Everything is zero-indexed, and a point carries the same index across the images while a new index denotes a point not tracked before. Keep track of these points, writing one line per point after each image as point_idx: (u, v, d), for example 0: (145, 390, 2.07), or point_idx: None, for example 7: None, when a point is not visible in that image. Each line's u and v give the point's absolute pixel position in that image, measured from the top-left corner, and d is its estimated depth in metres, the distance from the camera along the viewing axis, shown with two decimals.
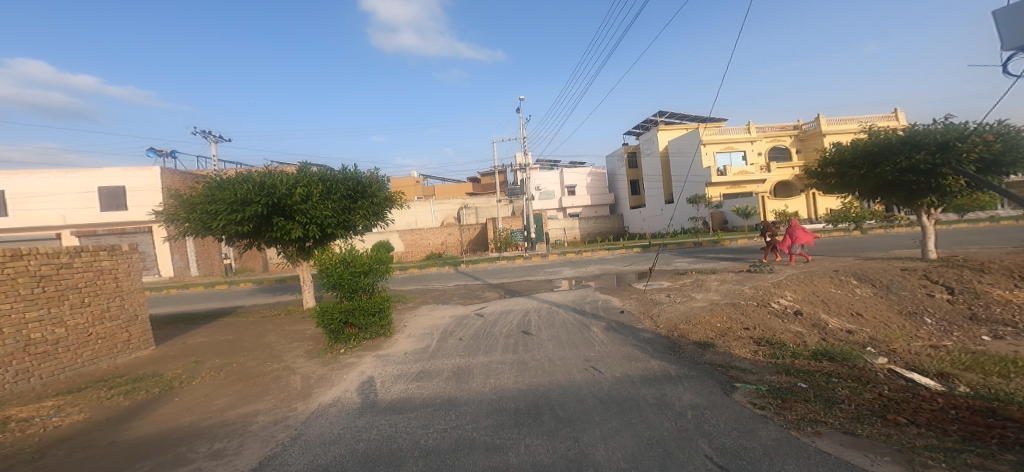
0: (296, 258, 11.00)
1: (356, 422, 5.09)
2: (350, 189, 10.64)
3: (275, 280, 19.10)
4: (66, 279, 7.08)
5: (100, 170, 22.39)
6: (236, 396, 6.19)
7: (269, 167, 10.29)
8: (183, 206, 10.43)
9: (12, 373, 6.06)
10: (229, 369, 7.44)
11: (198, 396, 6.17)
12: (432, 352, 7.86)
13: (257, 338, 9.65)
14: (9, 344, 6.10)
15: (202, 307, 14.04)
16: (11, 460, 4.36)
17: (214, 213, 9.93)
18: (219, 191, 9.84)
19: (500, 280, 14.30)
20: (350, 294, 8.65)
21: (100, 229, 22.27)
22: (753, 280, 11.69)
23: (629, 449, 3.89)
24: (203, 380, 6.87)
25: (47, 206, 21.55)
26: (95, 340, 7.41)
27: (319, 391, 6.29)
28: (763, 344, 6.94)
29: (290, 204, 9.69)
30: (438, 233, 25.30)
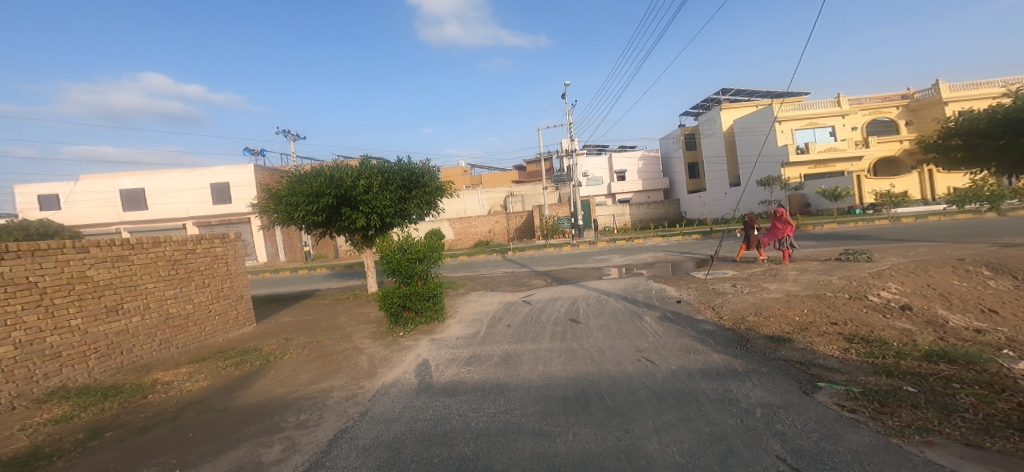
0: (361, 245, 11.89)
1: (415, 402, 5.45)
2: (405, 179, 11.19)
3: (343, 265, 20.76)
4: (191, 263, 8.28)
5: (211, 169, 25.74)
6: (316, 372, 6.90)
7: (336, 161, 11.15)
8: (270, 199, 11.66)
9: (157, 342, 7.29)
10: (311, 347, 8.29)
11: (287, 371, 6.96)
12: (482, 337, 8.11)
13: (331, 319, 10.63)
14: (155, 316, 7.33)
15: (286, 290, 15.70)
16: (157, 417, 5.20)
17: (294, 205, 10.99)
18: (297, 184, 10.85)
19: (547, 267, 14.28)
20: (408, 279, 9.18)
21: (214, 220, 25.67)
22: (844, 270, 10.48)
23: (686, 444, 3.74)
24: (291, 356, 7.72)
25: (174, 202, 25.27)
26: (214, 316, 8.64)
27: (383, 371, 6.82)
28: (857, 341, 6.21)
29: (354, 196, 10.46)
30: (486, 221, 25.72)
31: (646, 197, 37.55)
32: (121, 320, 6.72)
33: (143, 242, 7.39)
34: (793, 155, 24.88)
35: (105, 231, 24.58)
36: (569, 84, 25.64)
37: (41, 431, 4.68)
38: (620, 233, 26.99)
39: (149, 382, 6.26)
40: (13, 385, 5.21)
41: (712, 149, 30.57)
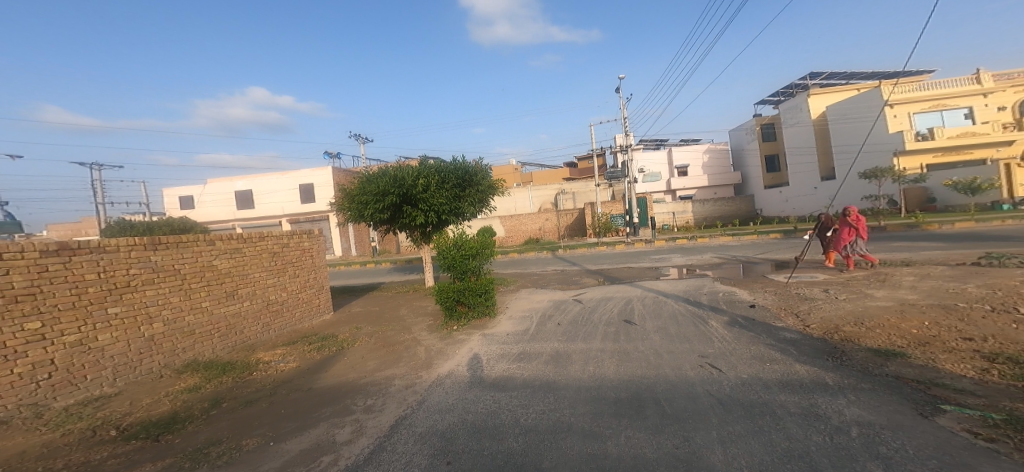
0: (420, 241, 12.46)
1: (467, 394, 5.52)
2: (459, 178, 11.50)
3: (404, 260, 21.83)
4: (287, 255, 8.98)
5: (300, 171, 28.19)
6: (380, 360, 7.34)
7: (399, 162, 11.75)
8: (344, 198, 12.54)
9: (261, 325, 8.02)
10: (377, 336, 8.86)
11: (356, 358, 7.45)
12: (532, 334, 7.99)
13: (393, 310, 11.31)
14: (259, 302, 8.06)
15: (355, 282, 16.88)
16: (259, 392, 5.63)
17: (362, 203, 11.78)
18: (365, 184, 11.59)
19: (599, 265, 13.98)
20: (461, 275, 9.46)
21: (302, 217, 28.29)
22: (987, 277, 8.75)
23: (758, 459, 2.94)
24: (360, 344, 8.26)
25: (272, 201, 28.22)
26: (303, 303, 9.36)
27: (439, 363, 7.09)
28: (1000, 360, 4.56)
29: (414, 194, 10.97)
30: (536, 218, 25.60)
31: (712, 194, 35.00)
32: (235, 303, 7.46)
33: (252, 237, 8.09)
34: (913, 142, 21.67)
35: (224, 228, 28.30)
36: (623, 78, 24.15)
37: (178, 397, 5.25)
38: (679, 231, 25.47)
39: (254, 360, 6.87)
40: (159, 356, 5.96)
41: (796, 140, 27.85)
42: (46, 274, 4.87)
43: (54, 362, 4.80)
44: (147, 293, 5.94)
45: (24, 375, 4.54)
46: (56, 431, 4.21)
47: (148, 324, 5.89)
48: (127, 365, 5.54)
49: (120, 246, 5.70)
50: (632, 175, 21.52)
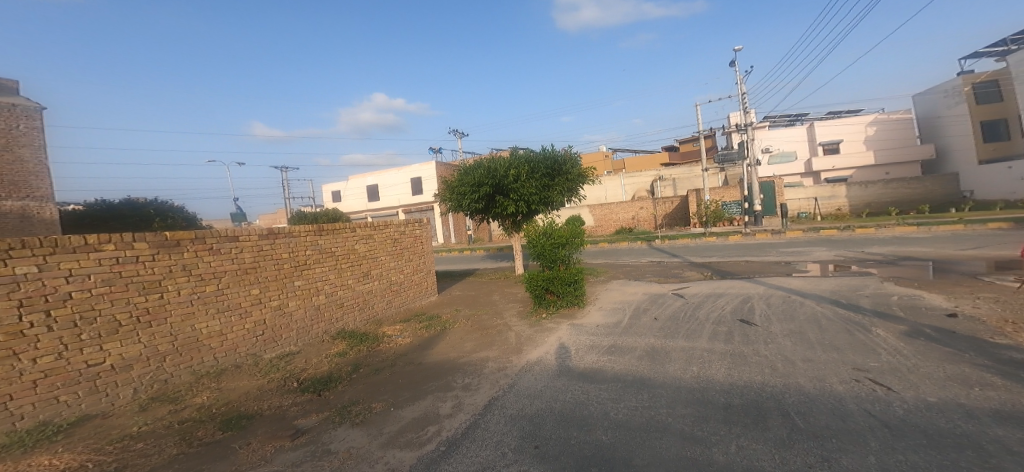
0: (511, 230, 12.72)
1: (555, 382, 5.42)
2: (549, 167, 11.45)
3: (497, 248, 22.43)
4: (404, 241, 9.57)
5: (411, 166, 30.53)
6: (475, 342, 7.59)
7: (491, 153, 12.02)
8: (445, 190, 13.18)
9: (386, 303, 8.74)
10: (474, 319, 9.21)
11: (455, 338, 7.79)
12: (624, 327, 7.44)
13: (486, 295, 11.72)
14: (385, 282, 8.76)
15: (454, 268, 17.83)
16: (384, 362, 6.18)
17: (460, 194, 12.33)
18: (462, 176, 12.07)
19: (707, 258, 12.95)
20: (550, 264, 9.45)
21: (412, 208, 30.80)
22: None
23: None
24: (460, 325, 8.65)
25: (390, 194, 31.22)
26: (416, 285, 9.98)
27: (528, 349, 7.11)
28: None
29: (506, 185, 11.17)
30: (629, 207, 24.49)
31: (884, 174, 28.88)
32: (369, 283, 8.23)
33: (379, 225, 8.73)
34: None
35: (359, 216, 32.85)
36: (738, 50, 21.19)
37: (333, 360, 5.97)
38: (819, 221, 21.91)
39: (380, 333, 7.56)
40: (323, 323, 6.84)
41: None
42: (261, 253, 5.86)
43: (264, 323, 5.78)
44: (316, 271, 6.83)
45: (248, 332, 5.53)
46: (265, 378, 5.04)
47: (317, 296, 6.78)
48: (305, 329, 6.48)
49: (303, 232, 6.64)
50: (755, 157, 19.14)
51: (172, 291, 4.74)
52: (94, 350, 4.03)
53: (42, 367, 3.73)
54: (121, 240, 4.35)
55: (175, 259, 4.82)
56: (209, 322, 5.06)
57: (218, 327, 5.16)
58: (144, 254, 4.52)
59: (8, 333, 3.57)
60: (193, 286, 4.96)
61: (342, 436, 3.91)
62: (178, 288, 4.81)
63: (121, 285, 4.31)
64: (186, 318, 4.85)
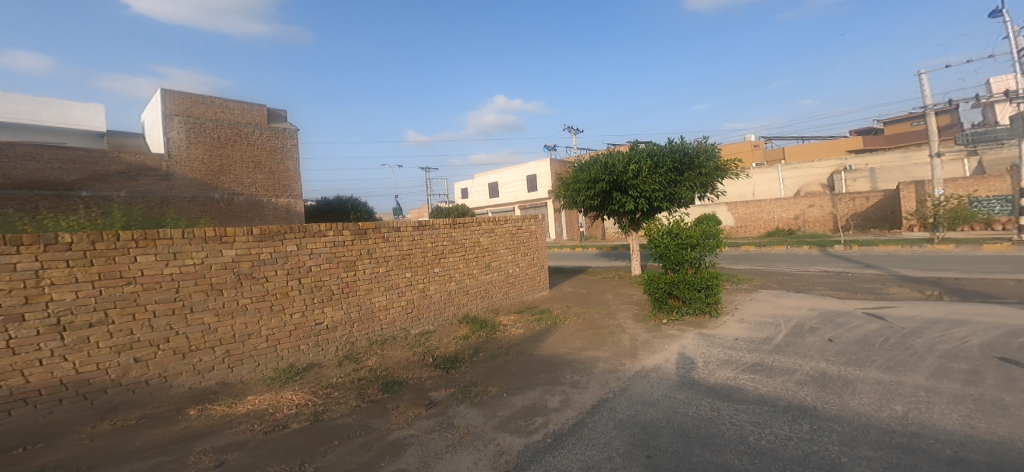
0: (628, 229, 12.00)
1: (676, 393, 4.82)
2: (676, 161, 10.52)
3: (613, 246, 21.68)
4: (521, 235, 9.34)
5: (528, 164, 31.21)
6: (586, 340, 7.18)
7: (609, 148, 11.46)
8: (562, 186, 12.88)
9: (503, 294, 8.67)
10: (585, 317, 8.77)
11: (566, 334, 7.45)
12: (779, 345, 6.33)
13: (599, 294, 11.25)
14: (503, 274, 8.67)
15: (568, 264, 17.66)
16: (496, 349, 6.15)
17: (575, 191, 11.98)
18: (578, 172, 11.70)
19: (929, 273, 10.31)
20: (675, 266, 8.58)
21: (527, 205, 31.63)
22: None
23: None
24: (570, 321, 8.29)
25: (508, 191, 32.61)
26: (531, 279, 9.68)
27: (644, 354, 6.50)
28: None
29: (625, 181, 10.53)
30: (790, 206, 21.46)
31: None
32: (490, 274, 8.25)
33: (501, 220, 8.75)
34: None
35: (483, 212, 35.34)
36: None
37: (456, 342, 6.18)
38: None
39: (493, 321, 7.63)
40: (453, 308, 7.17)
41: None
42: (415, 242, 6.49)
43: (412, 302, 6.36)
44: (449, 260, 7.19)
45: (403, 309, 6.18)
46: (411, 351, 5.54)
47: (449, 283, 7.13)
48: (442, 311, 6.94)
49: (441, 224, 7.07)
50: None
51: (362, 271, 5.58)
52: (320, 312, 5.02)
53: (293, 322, 4.76)
54: (339, 229, 5.29)
55: (362, 245, 5.62)
56: (380, 297, 5.80)
57: (385, 303, 5.89)
58: (348, 240, 5.40)
59: (279, 294, 4.64)
60: (372, 268, 5.74)
61: (462, 413, 4.04)
62: (366, 269, 5.64)
63: (335, 264, 5.24)
64: (367, 292, 5.66)
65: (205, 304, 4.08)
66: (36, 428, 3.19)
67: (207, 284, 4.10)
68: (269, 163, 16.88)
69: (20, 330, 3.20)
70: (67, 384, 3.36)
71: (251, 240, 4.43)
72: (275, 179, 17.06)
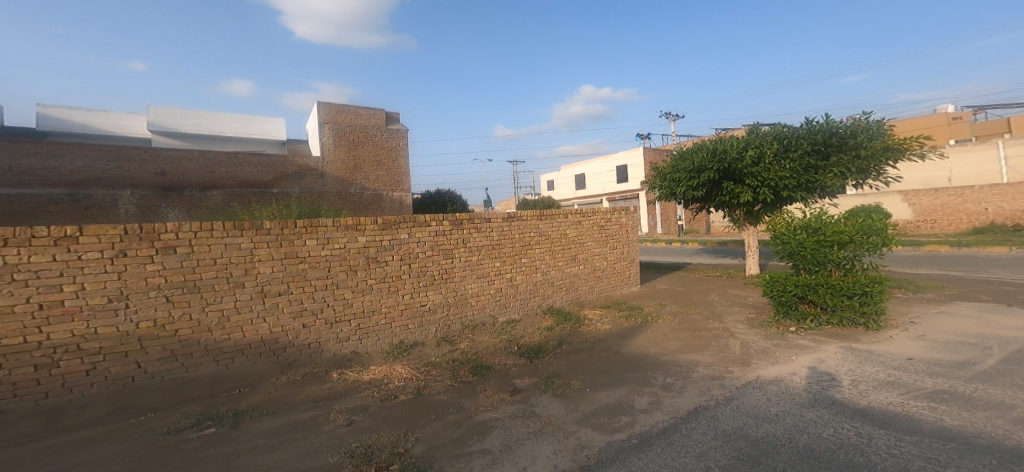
0: (742, 222, 10.68)
1: (807, 410, 3.56)
2: (814, 143, 8.96)
3: (718, 242, 19.55)
4: (608, 229, 8.13)
5: (618, 153, 29.81)
6: (684, 341, 5.84)
7: (720, 134, 10.18)
8: (658, 175, 11.54)
9: (586, 288, 7.63)
10: (683, 317, 7.14)
11: (658, 333, 6.14)
12: (987, 378, 4.57)
13: (702, 294, 9.83)
14: (587, 267, 7.66)
15: (666, 259, 16.20)
16: (578, 344, 5.45)
17: (675, 182, 10.77)
18: (680, 161, 10.55)
19: None
20: (813, 268, 6.67)
21: (616, 196, 30.21)
22: None
23: None
24: (664, 321, 6.78)
25: (596, 182, 31.78)
26: (616, 274, 8.30)
27: (761, 364, 4.93)
28: None
29: (740, 168, 9.20)
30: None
31: None
32: (575, 267, 7.42)
33: (589, 211, 7.81)
34: None
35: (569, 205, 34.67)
36: None
37: (540, 332, 5.76)
38: None
39: (576, 314, 6.81)
40: (538, 298, 6.69)
41: None
42: (504, 232, 6.19)
43: (500, 291, 6.09)
44: (536, 251, 6.71)
45: (491, 296, 5.95)
46: (498, 337, 5.29)
47: (535, 274, 6.65)
48: (528, 300, 6.51)
49: (528, 214, 6.60)
50: None
51: (460, 259, 5.55)
52: (425, 295, 5.12)
53: (405, 302, 4.95)
54: (439, 218, 5.31)
55: (457, 234, 5.55)
56: (472, 284, 5.66)
57: (477, 290, 5.74)
58: (447, 229, 5.41)
59: (395, 276, 4.84)
60: (466, 256, 5.63)
61: (545, 403, 3.68)
62: (463, 258, 5.60)
63: (437, 251, 5.29)
64: (461, 279, 5.58)
65: (348, 282, 4.46)
66: (249, 373, 3.79)
67: (348, 265, 4.47)
68: (390, 162, 18.76)
69: (241, 294, 3.82)
70: (263, 341, 3.93)
71: (379, 225, 4.73)
72: (393, 174, 18.82)
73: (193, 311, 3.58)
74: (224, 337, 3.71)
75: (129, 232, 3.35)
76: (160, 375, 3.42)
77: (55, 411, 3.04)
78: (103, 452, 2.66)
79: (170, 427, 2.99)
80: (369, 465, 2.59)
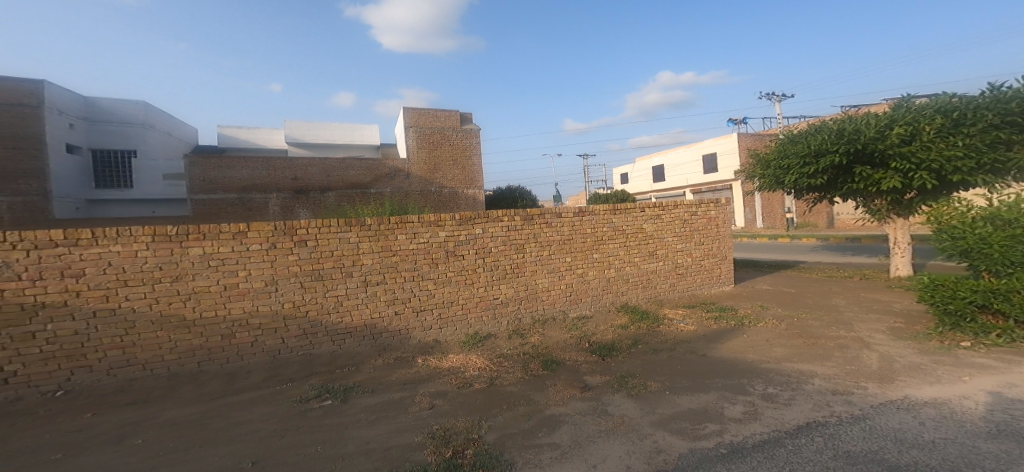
0: (887, 214, 8.19)
1: (990, 441, 2.40)
2: (1005, 114, 6.22)
3: (847, 238, 17.02)
4: (692, 222, 6.70)
5: (706, 142, 27.52)
6: (797, 348, 4.33)
7: (850, 109, 7.64)
8: (758, 164, 9.08)
9: (665, 285, 6.42)
10: (794, 322, 5.31)
11: (762, 338, 4.68)
12: None
13: (826, 290, 7.88)
14: (667, 264, 6.44)
15: (777, 259, 14.00)
16: (659, 346, 4.53)
17: (785, 170, 8.29)
18: (792, 144, 8.11)
19: None
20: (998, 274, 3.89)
21: (704, 187, 27.84)
22: None
23: None
24: (769, 326, 5.12)
25: (679, 173, 29.80)
26: (703, 272, 6.81)
27: (919, 380, 3.35)
28: None
29: (885, 151, 6.74)
30: None
31: None
32: (654, 263, 6.31)
33: (669, 204, 6.48)
34: None
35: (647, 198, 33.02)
36: None
37: (614, 330, 5.04)
38: None
39: (652, 313, 5.70)
40: (611, 294, 5.88)
41: None
42: (576, 227, 5.62)
43: (569, 286, 5.54)
44: (609, 246, 5.92)
45: (563, 291, 5.48)
46: (568, 334, 4.84)
47: (609, 269, 5.89)
48: (602, 295, 5.80)
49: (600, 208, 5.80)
50: None
51: (533, 253, 5.27)
52: (498, 288, 4.99)
53: (480, 294, 4.89)
54: (511, 213, 5.08)
55: (528, 229, 5.23)
56: (542, 278, 5.29)
57: (548, 284, 5.35)
58: (518, 224, 5.13)
59: (472, 270, 4.82)
60: (537, 251, 5.30)
61: (618, 402, 3.19)
62: (536, 254, 5.29)
63: (509, 246, 5.11)
64: (533, 274, 5.28)
65: (431, 274, 4.58)
66: (357, 354, 4.15)
67: (431, 258, 4.59)
68: (472, 162, 18.28)
69: (350, 282, 4.17)
70: (366, 326, 4.25)
71: (457, 221, 4.74)
72: (469, 172, 18.25)
73: (319, 296, 4.04)
74: (339, 320, 4.11)
75: (276, 228, 3.88)
76: (297, 349, 3.95)
77: (225, 375, 3.67)
78: (258, 412, 3.12)
79: (302, 396, 3.36)
80: (447, 446, 2.53)
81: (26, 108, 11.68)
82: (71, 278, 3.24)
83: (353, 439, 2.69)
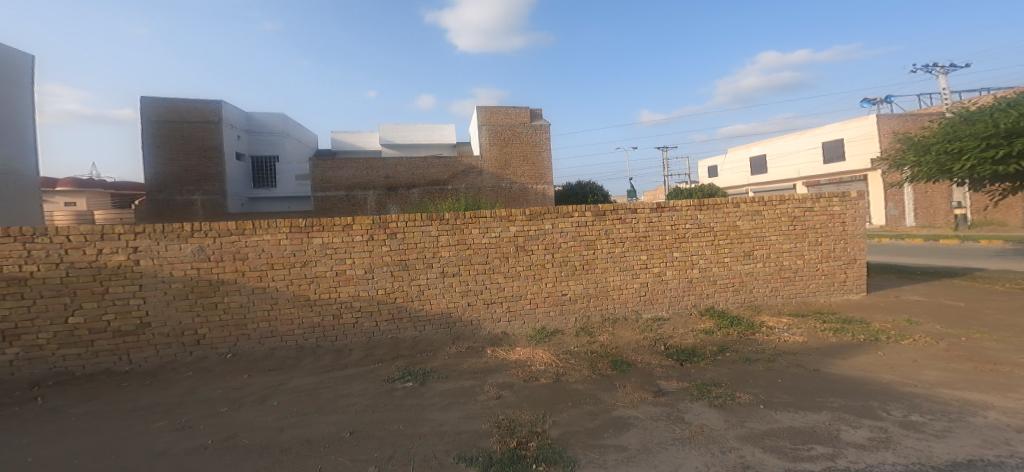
0: None
1: None
2: None
3: None
4: (806, 221, 6.32)
5: (825, 127, 24.67)
6: (952, 372, 3.90)
7: None
8: (911, 148, 7.76)
9: (766, 289, 6.23)
10: (958, 343, 4.69)
11: (908, 357, 4.33)
12: None
13: (1000, 299, 6.54)
14: (771, 265, 6.21)
15: (927, 260, 11.87)
16: (760, 359, 4.41)
17: (954, 155, 6.95)
18: (969, 124, 6.97)
19: None
20: None
21: (825, 179, 24.57)
22: None
23: None
24: (919, 341, 4.77)
25: (788, 163, 27.11)
26: (818, 276, 6.42)
27: None
28: None
29: None
30: None
31: None
32: (751, 264, 6.15)
33: (772, 200, 6.17)
34: None
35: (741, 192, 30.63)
36: None
37: (695, 335, 5.13)
38: None
39: (754, 321, 5.56)
40: (692, 296, 5.94)
41: None
42: (651, 224, 5.73)
43: (647, 285, 5.76)
44: (692, 244, 5.92)
45: (635, 291, 5.71)
46: (641, 335, 5.15)
47: (691, 270, 5.93)
48: (678, 298, 5.90)
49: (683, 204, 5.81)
50: None
51: (602, 250, 5.55)
52: (566, 284, 5.44)
53: (547, 290, 5.39)
54: (582, 209, 5.44)
55: (600, 226, 5.56)
56: (613, 277, 5.59)
57: (617, 283, 5.63)
58: (588, 220, 5.48)
59: (538, 265, 5.34)
60: (608, 248, 5.58)
61: (697, 410, 3.30)
62: (600, 251, 5.56)
63: (579, 242, 5.49)
64: (604, 271, 5.60)
65: (504, 267, 5.22)
66: (433, 340, 4.97)
67: (502, 254, 5.22)
68: (535, 158, 18.64)
69: (431, 274, 4.99)
70: (442, 314, 5.05)
71: (526, 217, 5.27)
72: (538, 168, 18.75)
73: (405, 284, 4.92)
74: (421, 306, 4.97)
75: (374, 222, 4.81)
76: (387, 333, 4.88)
77: (333, 351, 4.69)
78: (357, 387, 3.91)
79: (389, 377, 4.15)
80: (511, 437, 2.88)
81: (211, 124, 15.56)
82: (240, 261, 4.43)
83: (426, 421, 3.25)
